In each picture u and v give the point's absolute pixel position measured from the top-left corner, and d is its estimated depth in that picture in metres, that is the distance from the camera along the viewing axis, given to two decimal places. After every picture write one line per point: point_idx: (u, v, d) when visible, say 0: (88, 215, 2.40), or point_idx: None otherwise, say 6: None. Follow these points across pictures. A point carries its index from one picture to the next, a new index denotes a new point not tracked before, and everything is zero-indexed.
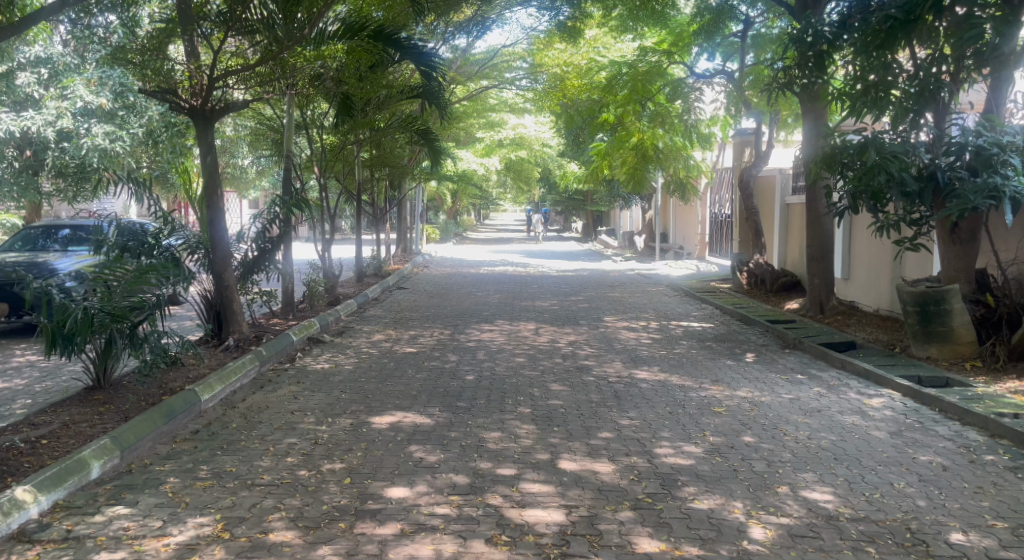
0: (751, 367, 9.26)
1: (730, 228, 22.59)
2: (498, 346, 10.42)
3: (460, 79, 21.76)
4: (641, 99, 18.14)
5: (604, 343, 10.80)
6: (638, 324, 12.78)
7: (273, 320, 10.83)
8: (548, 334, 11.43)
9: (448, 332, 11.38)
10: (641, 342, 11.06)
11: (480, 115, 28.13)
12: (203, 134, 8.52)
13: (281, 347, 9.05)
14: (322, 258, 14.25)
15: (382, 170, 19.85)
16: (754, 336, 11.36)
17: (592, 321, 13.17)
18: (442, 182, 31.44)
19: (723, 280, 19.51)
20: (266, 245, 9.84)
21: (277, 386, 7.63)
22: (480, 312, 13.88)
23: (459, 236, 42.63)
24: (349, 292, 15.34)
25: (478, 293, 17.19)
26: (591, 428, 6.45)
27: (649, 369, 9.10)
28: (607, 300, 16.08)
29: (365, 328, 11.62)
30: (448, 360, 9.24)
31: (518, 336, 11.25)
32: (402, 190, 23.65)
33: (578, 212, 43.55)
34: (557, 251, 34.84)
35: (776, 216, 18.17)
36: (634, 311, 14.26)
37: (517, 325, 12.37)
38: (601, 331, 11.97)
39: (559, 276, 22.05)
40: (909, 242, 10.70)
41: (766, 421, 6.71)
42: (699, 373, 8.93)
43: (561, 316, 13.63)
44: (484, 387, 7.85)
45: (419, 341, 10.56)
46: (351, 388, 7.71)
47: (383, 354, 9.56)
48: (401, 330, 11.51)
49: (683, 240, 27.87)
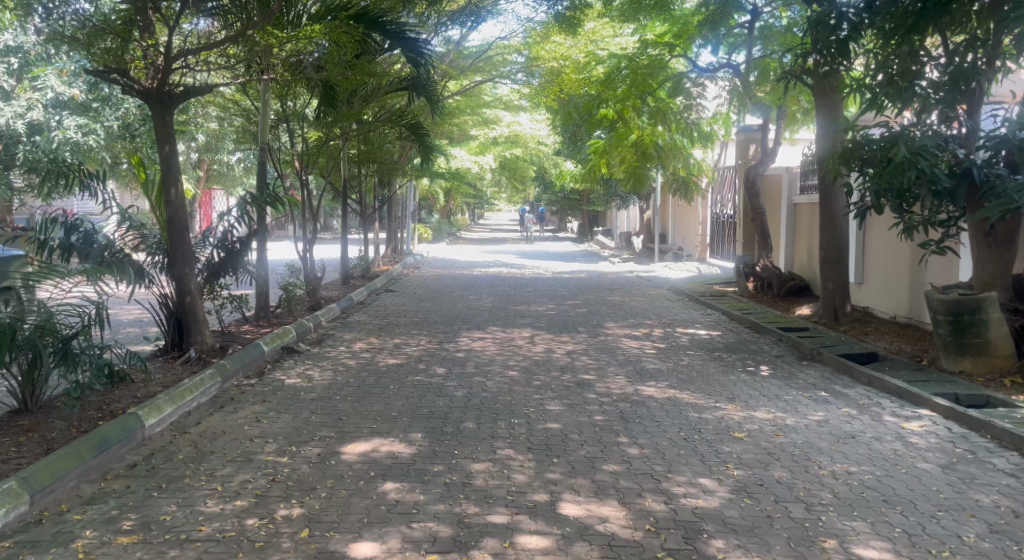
0: (768, 382, 8.41)
1: (732, 229, 21.75)
2: (490, 356, 9.56)
3: (453, 73, 20.93)
4: (640, 95, 17.34)
5: (605, 354, 9.94)
6: (640, 332, 11.94)
7: (246, 327, 9.95)
8: (544, 344, 10.58)
9: (436, 341, 10.49)
10: (645, 352, 10.22)
11: (474, 112, 27.32)
12: (159, 121, 7.68)
13: (249, 358, 8.16)
14: (303, 259, 13.37)
15: (371, 167, 18.98)
16: (767, 347, 10.53)
17: (591, 327, 12.32)
18: (435, 181, 30.61)
19: (726, 283, 18.69)
20: (235, 245, 8.95)
21: (238, 407, 6.75)
22: (470, 318, 13.02)
23: (452, 237, 41.80)
24: (333, 295, 14.46)
25: (470, 296, 16.31)
26: (597, 460, 5.57)
27: (657, 385, 8.24)
28: (606, 305, 15.25)
29: (346, 336, 10.73)
30: (435, 374, 8.36)
31: (512, 345, 10.37)
32: (393, 188, 22.81)
33: (575, 212, 42.70)
34: (553, 251, 34.01)
35: (782, 216, 17.34)
36: (635, 317, 13.42)
37: (510, 332, 11.50)
38: (602, 340, 11.13)
39: (555, 278, 21.24)
40: (935, 245, 9.86)
41: (796, 450, 5.87)
42: (712, 389, 8.07)
43: (557, 323, 12.78)
44: (474, 407, 6.98)
45: (403, 352, 9.68)
46: (323, 408, 6.82)
47: (363, 367, 8.67)
48: (386, 338, 10.63)
49: (682, 242, 27.03)
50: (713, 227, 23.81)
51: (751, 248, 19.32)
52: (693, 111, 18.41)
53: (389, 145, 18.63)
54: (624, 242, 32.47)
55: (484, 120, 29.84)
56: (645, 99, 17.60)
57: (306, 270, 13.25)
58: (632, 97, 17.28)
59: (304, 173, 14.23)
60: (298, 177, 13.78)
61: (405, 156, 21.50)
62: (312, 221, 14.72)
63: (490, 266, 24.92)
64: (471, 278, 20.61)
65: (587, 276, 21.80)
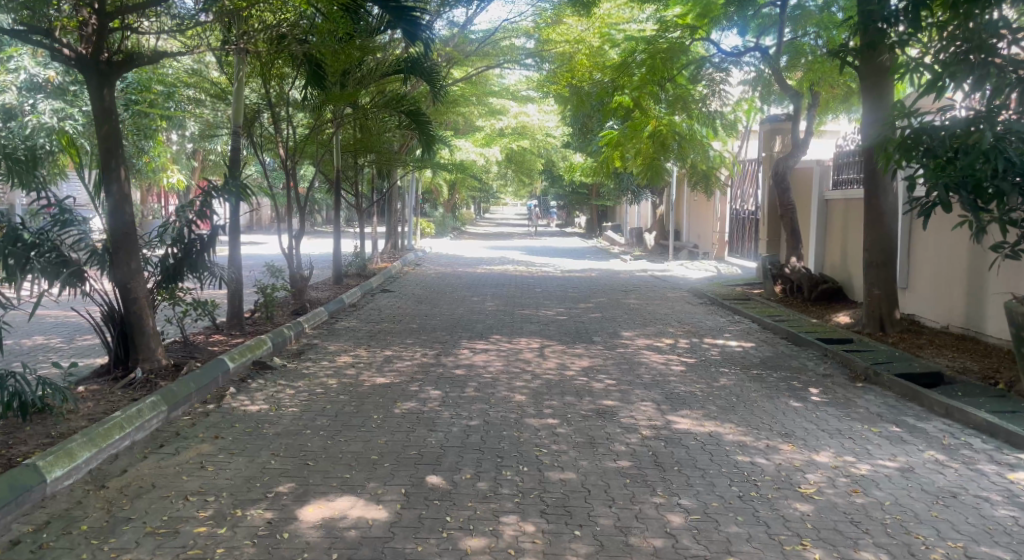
0: (825, 411, 7.09)
1: (755, 227, 20.41)
2: (495, 374, 8.26)
3: (458, 58, 19.66)
4: (659, 81, 16.01)
5: (628, 372, 8.63)
6: (664, 343, 10.64)
7: (215, 337, 8.65)
8: (555, 357, 9.27)
9: (432, 354, 9.18)
10: (672, 369, 8.91)
11: (481, 101, 26.06)
12: (97, 95, 6.35)
13: (208, 379, 6.86)
14: (289, 257, 12.09)
15: (368, 157, 17.76)
16: (811, 364, 9.20)
17: (609, 337, 11.02)
18: (438, 174, 29.35)
19: (750, 285, 17.38)
20: (196, 244, 7.60)
21: (181, 446, 5.45)
22: (472, 324, 11.71)
23: (456, 232, 40.45)
24: (322, 297, 13.16)
25: (474, 298, 15.01)
26: (633, 533, 4.28)
27: (693, 414, 6.92)
28: (623, 309, 13.96)
29: (332, 347, 9.45)
30: (428, 399, 7.05)
31: (519, 360, 9.05)
32: (394, 180, 21.54)
33: (584, 206, 41.42)
34: (561, 247, 32.70)
35: (813, 212, 16.01)
36: (656, 325, 12.11)
37: (518, 342, 10.22)
38: (621, 353, 9.83)
39: (564, 277, 19.95)
40: (1009, 249, 8.52)
41: (886, 518, 4.57)
42: (759, 420, 6.75)
43: (569, 330, 11.47)
44: (474, 448, 5.67)
45: (393, 369, 8.38)
46: (289, 448, 5.53)
47: (345, 389, 7.37)
48: (376, 350, 9.34)
49: (697, 239, 25.72)
50: (732, 224, 22.46)
51: (776, 248, 17.99)
52: (716, 99, 17.08)
53: (388, 133, 17.35)
54: (635, 238, 31.16)
55: (490, 110, 28.55)
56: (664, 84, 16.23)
57: (291, 270, 11.94)
58: (649, 84, 15.99)
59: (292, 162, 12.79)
60: (286, 166, 12.48)
61: (407, 146, 20.24)
62: (300, 213, 13.37)
63: (495, 264, 23.66)
64: (474, 277, 19.33)
65: (598, 275, 20.50)
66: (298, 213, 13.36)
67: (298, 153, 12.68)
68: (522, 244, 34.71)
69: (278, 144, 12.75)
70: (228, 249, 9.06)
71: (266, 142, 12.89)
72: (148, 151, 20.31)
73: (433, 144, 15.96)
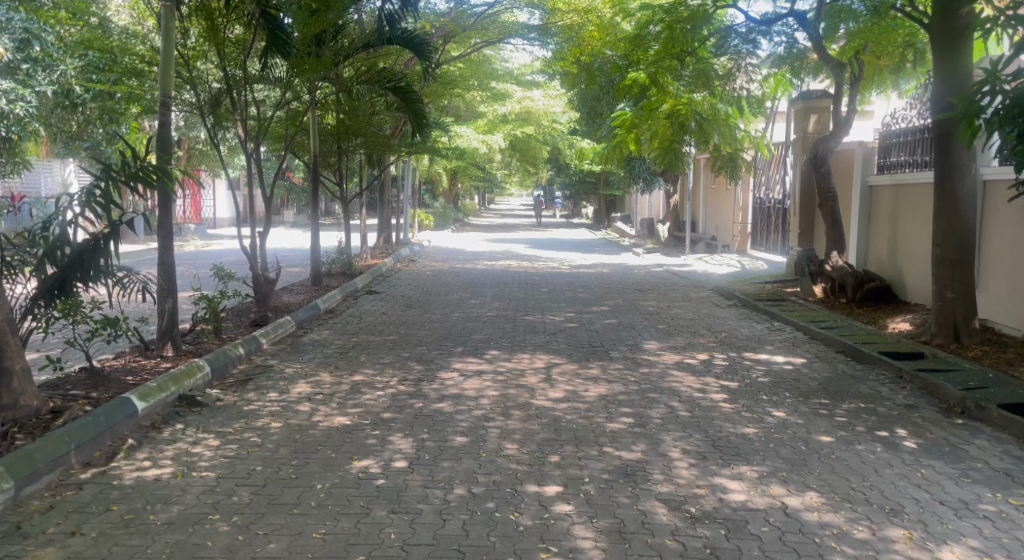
0: (932, 469, 5.28)
1: (783, 216, 18.58)
2: (490, 409, 6.46)
3: (455, 33, 17.89)
4: (679, 55, 14.30)
5: (657, 404, 6.81)
6: (695, 360, 8.82)
7: (136, 362, 6.81)
8: (564, 383, 7.46)
9: (412, 381, 7.37)
10: (712, 398, 7.08)
11: (482, 84, 24.36)
12: None
13: (99, 427, 5.00)
14: (252, 256, 10.33)
15: (355, 140, 16.05)
16: (886, 391, 7.36)
17: (629, 352, 9.20)
18: (437, 162, 27.61)
19: (782, 283, 15.55)
20: (88, 246, 5.87)
21: (11, 553, 3.65)
22: (467, 336, 9.91)
23: (458, 224, 38.63)
24: (293, 302, 11.39)
25: (471, 300, 13.21)
26: None
27: (755, 473, 5.09)
28: (642, 314, 12.14)
29: (290, 371, 7.67)
30: (397, 455, 5.23)
31: (520, 388, 7.24)
32: (387, 168, 19.79)
33: (591, 196, 39.63)
34: (567, 240, 30.88)
35: (859, 200, 14.13)
36: (683, 335, 10.29)
37: (520, 360, 8.44)
38: (645, 375, 8.01)
39: (570, 273, 18.18)
40: None
41: None
42: (849, 485, 4.93)
43: (580, 343, 9.65)
44: (451, 548, 3.87)
45: (359, 404, 6.57)
46: (175, 552, 3.73)
47: (288, 436, 5.55)
48: (344, 375, 7.56)
49: (715, 230, 23.92)
50: (756, 214, 20.62)
51: (810, 241, 16.14)
52: (742, 74, 15.25)
53: (377, 113, 15.64)
54: (646, 230, 29.33)
55: (492, 94, 26.83)
56: (684, 58, 14.34)
57: (254, 273, 10.15)
58: (666, 58, 14.32)
59: (255, 144, 10.89)
60: (247, 150, 10.59)
61: (400, 130, 18.47)
62: (267, 203, 11.55)
63: (497, 258, 21.90)
64: (474, 274, 17.58)
65: (610, 271, 18.68)
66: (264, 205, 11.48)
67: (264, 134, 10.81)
68: (525, 235, 32.96)
69: (237, 126, 10.79)
70: (159, 249, 7.11)
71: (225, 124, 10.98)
72: (118, 138, 18.61)
73: (425, 126, 14.23)
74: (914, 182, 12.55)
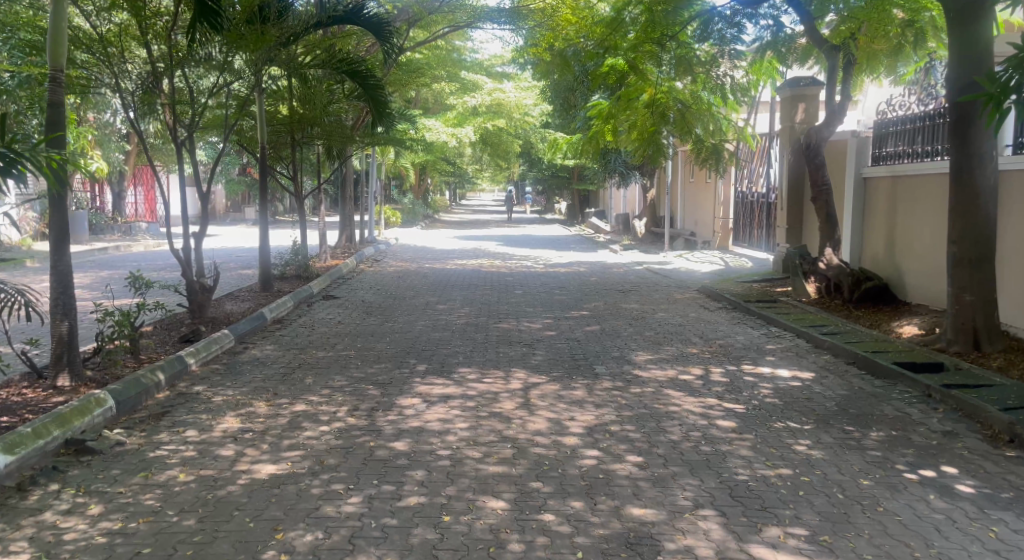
0: (1007, 526, 4.24)
1: (767, 211, 17.69)
2: (457, 451, 5.34)
3: (420, 17, 16.83)
4: (659, 39, 13.13)
5: (656, 438, 5.73)
6: (691, 375, 7.78)
7: (21, 398, 5.59)
8: (545, 410, 6.37)
9: (365, 411, 6.23)
10: (719, 428, 6.02)
11: (448, 73, 23.19)
12: None
13: None
14: (184, 261, 9.11)
15: (311, 131, 14.86)
16: (917, 413, 6.35)
17: (616, 366, 8.15)
18: (404, 156, 26.40)
19: (771, 282, 14.60)
20: None
21: None
22: (432, 349, 8.78)
23: (427, 221, 37.38)
24: (238, 311, 10.19)
25: (439, 304, 12.09)
26: None
27: (791, 539, 4.03)
28: (625, 319, 11.08)
29: (221, 399, 6.51)
30: (335, 522, 4.10)
31: (493, 419, 6.12)
32: (348, 161, 18.61)
33: (564, 190, 38.63)
34: (540, 236, 29.78)
35: (851, 193, 13.18)
36: (672, 345, 9.25)
37: (493, 381, 7.34)
38: (637, 396, 6.93)
39: (544, 272, 17.16)
40: None
41: None
42: (912, 554, 3.88)
43: (560, 357, 8.56)
44: None
45: (298, 445, 5.42)
46: None
47: (197, 495, 4.39)
48: (285, 403, 6.41)
49: (694, 225, 23.01)
50: (738, 208, 19.70)
51: (797, 237, 15.24)
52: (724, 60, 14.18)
53: (336, 101, 14.57)
54: (623, 225, 28.41)
55: (461, 84, 25.63)
56: (665, 43, 13.25)
57: (187, 280, 8.96)
58: (645, 44, 13.16)
59: (186, 134, 9.64)
60: (177, 142, 9.33)
61: (361, 121, 17.31)
62: (203, 200, 10.29)
63: (467, 257, 20.78)
64: (442, 275, 16.45)
65: (587, 269, 17.64)
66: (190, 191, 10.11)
67: (197, 123, 9.53)
68: (497, 232, 31.84)
69: (162, 111, 9.54)
70: (52, 256, 5.87)
71: (150, 113, 9.71)
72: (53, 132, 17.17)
73: (386, 115, 13.18)
74: (915, 173, 11.55)
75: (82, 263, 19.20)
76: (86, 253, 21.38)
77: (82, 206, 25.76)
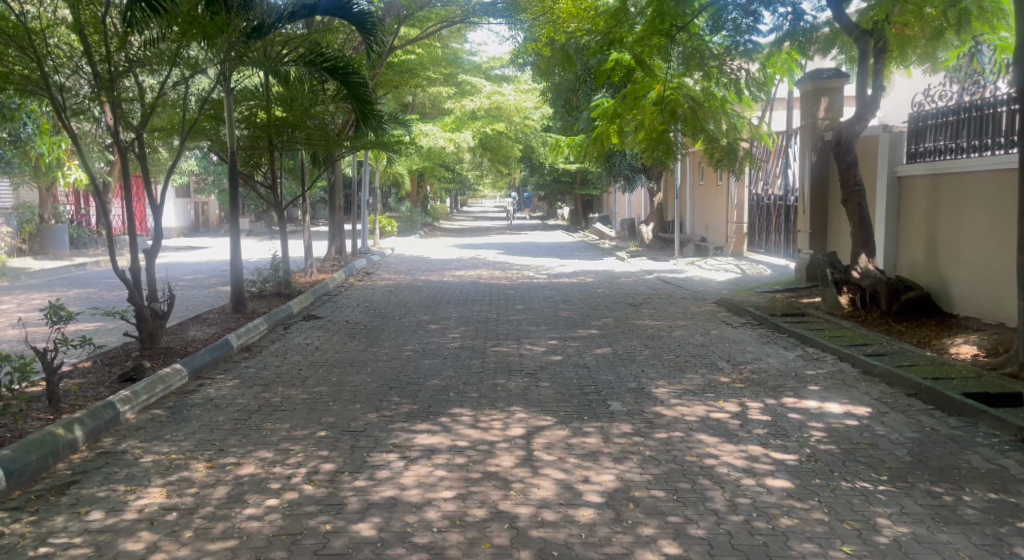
0: None
1: (786, 215, 16.46)
2: (437, 537, 4.12)
3: (409, 12, 15.68)
4: (670, 32, 11.80)
5: (693, 509, 4.51)
6: (724, 413, 6.54)
7: None
8: (552, 469, 5.13)
9: (326, 475, 5.00)
10: (769, 492, 4.79)
11: (444, 73, 21.97)
12: None
13: None
14: (130, 284, 7.83)
15: (292, 136, 13.64)
16: (1014, 466, 5.10)
17: (634, 401, 6.92)
18: (398, 163, 25.18)
19: (795, 291, 13.36)
20: None
21: None
22: (419, 382, 7.55)
23: (427, 229, 36.16)
24: (200, 338, 8.98)
25: (431, 324, 10.87)
26: None
27: None
28: (639, 339, 9.86)
29: (152, 458, 5.32)
30: None
31: (486, 484, 4.89)
32: (336, 168, 17.41)
33: (566, 195, 37.37)
34: (543, 243, 28.53)
35: (885, 194, 11.92)
36: (697, 372, 8.01)
37: (487, 426, 6.10)
38: (662, 445, 5.70)
39: (547, 283, 15.96)
40: None
41: None
42: None
43: (567, 389, 7.32)
44: None
45: (234, 528, 4.22)
46: None
47: None
48: (228, 464, 5.20)
49: (705, 230, 21.77)
50: (753, 211, 18.48)
51: (820, 244, 14.03)
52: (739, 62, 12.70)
53: (319, 102, 13.45)
54: (629, 231, 27.23)
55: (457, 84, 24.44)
56: (675, 35, 11.94)
57: (133, 305, 7.74)
58: (654, 36, 11.83)
59: (135, 138, 8.36)
60: (121, 148, 8.04)
61: (349, 125, 16.14)
62: (154, 213, 8.75)
63: (465, 267, 19.56)
64: (438, 288, 15.23)
65: (593, 280, 16.42)
66: (130, 200, 8.57)
67: (147, 125, 8.26)
68: (499, 239, 30.57)
69: (102, 112, 8.28)
70: None
71: (87, 114, 8.45)
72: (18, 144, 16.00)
73: (370, 116, 12.08)
74: (959, 171, 10.26)
75: (55, 280, 18.04)
76: (65, 271, 20.20)
77: (64, 220, 24.67)
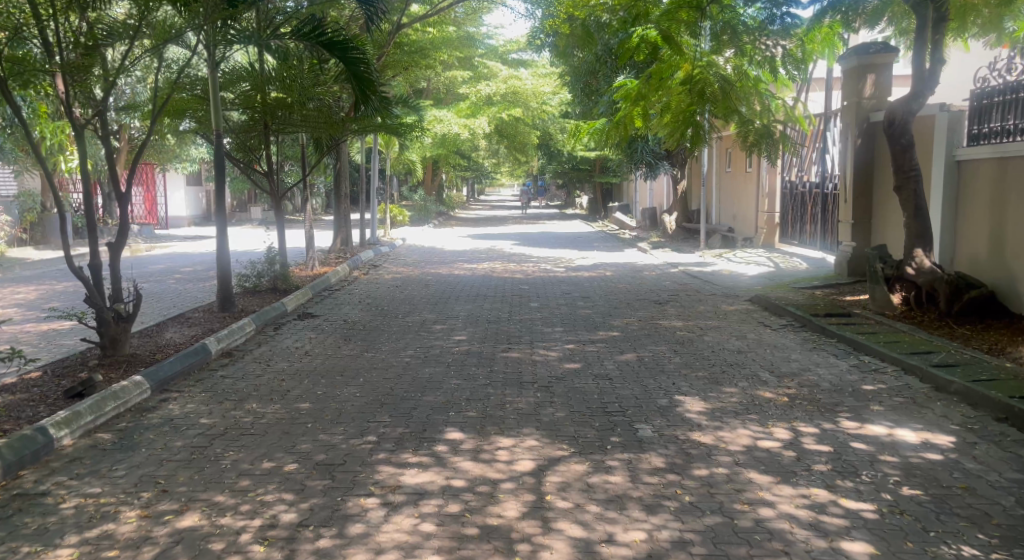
0: None
1: (824, 204, 15.23)
2: None
3: None
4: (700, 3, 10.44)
5: None
6: (775, 442, 5.46)
7: None
8: (569, 524, 4.10)
9: (285, 531, 3.99)
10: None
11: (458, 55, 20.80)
12: None
13: None
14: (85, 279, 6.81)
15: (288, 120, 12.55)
16: None
17: (666, 424, 5.85)
18: (411, 149, 24.07)
19: (837, 288, 12.19)
20: None
21: None
22: (415, 398, 6.50)
23: (443, 217, 35.09)
24: (175, 342, 7.99)
25: (435, 325, 9.81)
26: None
27: None
28: (667, 343, 8.77)
29: (76, 502, 4.34)
30: None
31: (484, 545, 3.87)
32: (342, 153, 16.34)
33: (586, 183, 36.15)
34: (561, 233, 27.39)
35: (944, 181, 10.72)
36: (737, 386, 6.91)
37: (490, 458, 5.04)
38: (703, 487, 4.64)
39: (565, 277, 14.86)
40: None
41: None
42: None
43: (586, 408, 6.26)
44: None
45: None
46: None
47: None
48: (166, 512, 4.21)
49: (733, 220, 20.53)
50: (785, 199, 17.30)
51: (862, 237, 12.84)
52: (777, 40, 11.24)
53: (318, 81, 12.34)
54: (651, 221, 26.08)
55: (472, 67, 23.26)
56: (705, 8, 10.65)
57: (88, 302, 6.71)
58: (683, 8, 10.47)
59: (95, 116, 7.27)
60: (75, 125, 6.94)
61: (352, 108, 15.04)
62: (119, 203, 7.67)
63: (479, 259, 18.50)
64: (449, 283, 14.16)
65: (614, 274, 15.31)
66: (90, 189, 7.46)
67: (107, 101, 7.16)
68: (517, 229, 29.42)
69: (53, 82, 7.18)
70: None
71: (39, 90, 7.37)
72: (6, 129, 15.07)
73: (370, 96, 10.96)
74: None
75: (51, 271, 17.23)
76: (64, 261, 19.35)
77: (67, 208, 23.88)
